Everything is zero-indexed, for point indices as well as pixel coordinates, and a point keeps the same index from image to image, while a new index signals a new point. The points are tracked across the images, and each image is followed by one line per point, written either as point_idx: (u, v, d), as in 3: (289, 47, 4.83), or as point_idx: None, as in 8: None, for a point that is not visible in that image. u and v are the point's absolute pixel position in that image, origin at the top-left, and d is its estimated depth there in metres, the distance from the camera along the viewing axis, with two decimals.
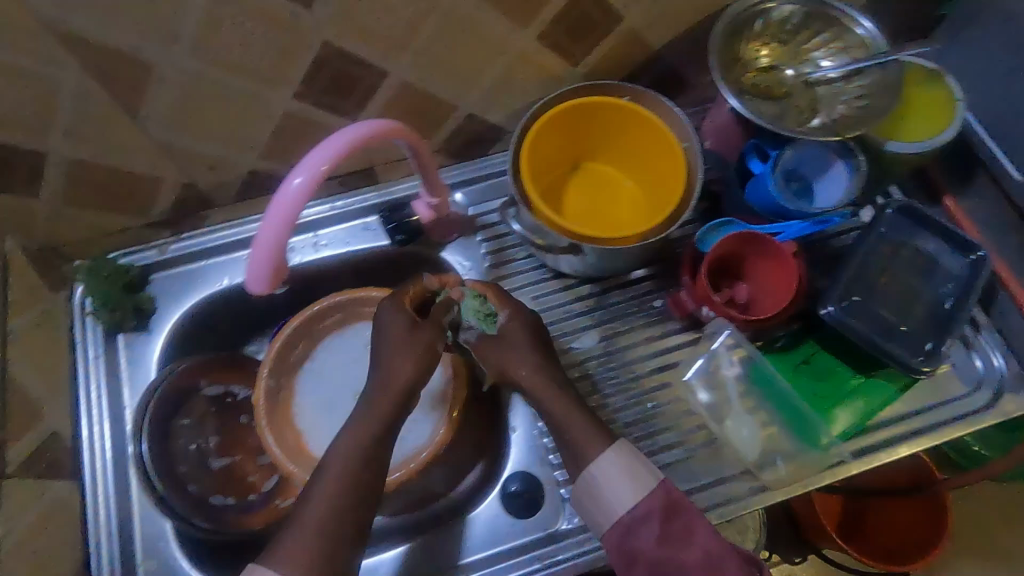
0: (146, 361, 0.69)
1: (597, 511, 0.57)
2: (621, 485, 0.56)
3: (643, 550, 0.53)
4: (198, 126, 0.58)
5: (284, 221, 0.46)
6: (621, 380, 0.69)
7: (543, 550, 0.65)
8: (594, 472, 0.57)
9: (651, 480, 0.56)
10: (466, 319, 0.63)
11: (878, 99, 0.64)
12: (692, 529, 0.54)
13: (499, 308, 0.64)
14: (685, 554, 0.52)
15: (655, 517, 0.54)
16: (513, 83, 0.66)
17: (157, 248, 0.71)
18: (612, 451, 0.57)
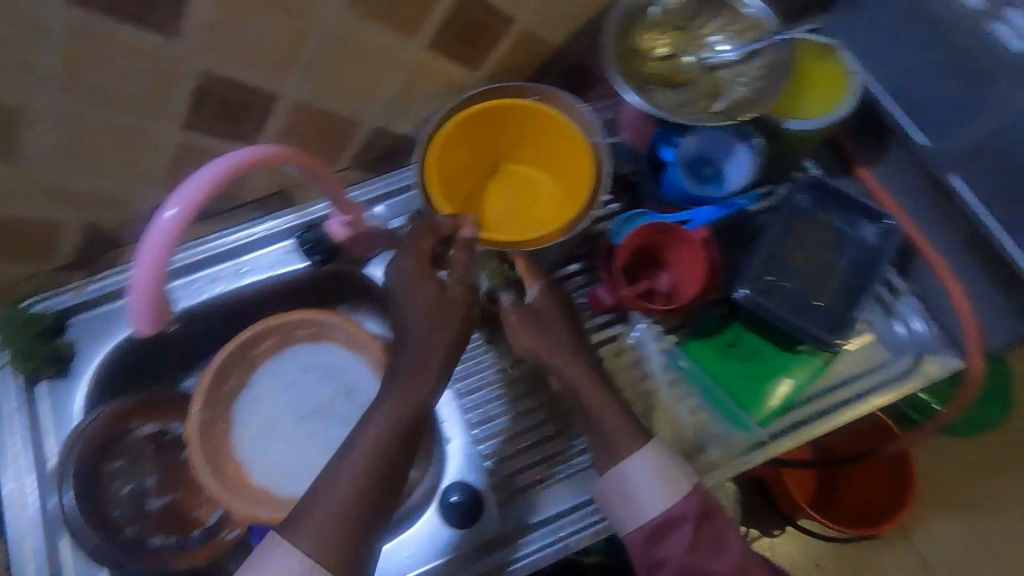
0: (70, 408, 0.68)
1: (622, 507, 0.56)
2: (656, 488, 0.55)
3: (675, 556, 0.54)
4: (87, 165, 0.57)
5: (158, 255, 0.46)
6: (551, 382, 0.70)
7: (497, 557, 0.65)
8: (628, 469, 0.56)
9: (686, 484, 0.56)
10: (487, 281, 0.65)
11: (771, 80, 0.66)
12: (721, 535, 0.56)
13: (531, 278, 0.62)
14: (717, 563, 0.54)
15: (687, 523, 0.55)
16: (414, 93, 0.66)
17: (73, 290, 0.69)
18: (648, 449, 0.56)
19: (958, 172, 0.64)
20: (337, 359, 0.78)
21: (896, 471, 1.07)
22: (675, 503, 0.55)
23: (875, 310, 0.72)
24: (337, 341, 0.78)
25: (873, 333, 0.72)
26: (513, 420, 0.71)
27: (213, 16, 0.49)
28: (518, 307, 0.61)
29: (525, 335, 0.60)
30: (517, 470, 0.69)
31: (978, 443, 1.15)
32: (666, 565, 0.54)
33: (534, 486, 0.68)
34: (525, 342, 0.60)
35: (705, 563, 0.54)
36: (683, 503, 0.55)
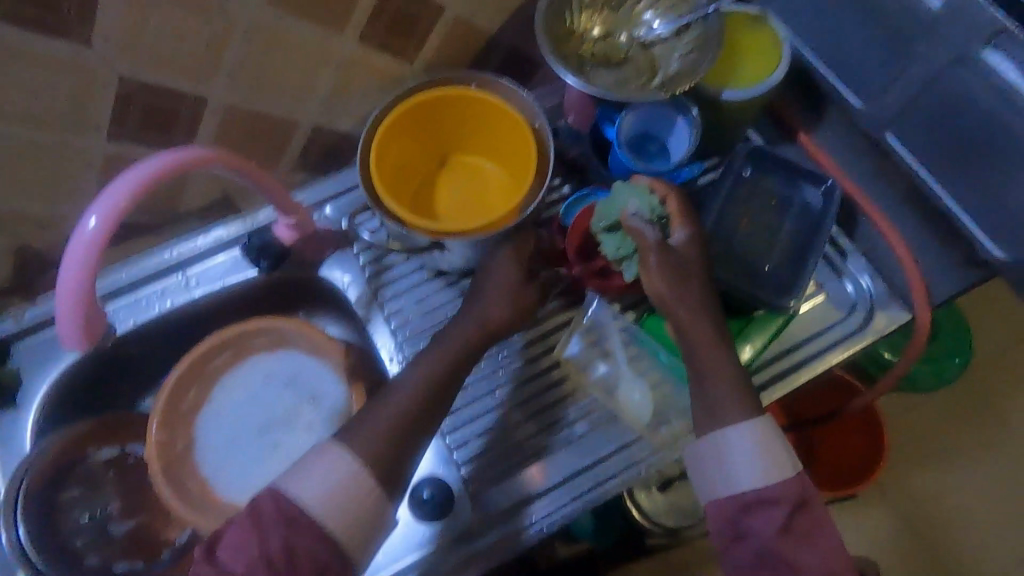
0: (19, 437, 0.65)
1: (717, 474, 0.57)
2: (758, 461, 0.55)
3: (762, 534, 0.53)
4: (9, 184, 0.55)
5: (85, 269, 0.45)
6: (517, 366, 0.71)
7: (509, 528, 0.66)
8: (734, 437, 0.56)
9: (789, 469, 0.56)
10: (639, 208, 0.61)
11: (705, 50, 0.65)
12: (815, 528, 0.55)
13: (677, 222, 0.62)
14: (802, 551, 0.53)
15: (782, 507, 0.54)
16: (352, 88, 0.65)
17: (13, 317, 0.67)
18: (755, 424, 0.56)
19: (891, 129, 0.66)
20: (297, 365, 0.76)
21: (866, 429, 1.11)
22: (773, 483, 0.55)
23: (824, 271, 0.73)
24: (297, 346, 0.77)
25: (824, 293, 0.73)
26: (491, 400, 0.70)
27: (126, 19, 0.48)
28: (660, 247, 0.60)
29: (660, 281, 0.59)
30: (497, 456, 0.68)
31: (940, 398, 1.19)
32: (749, 540, 0.54)
33: (517, 468, 0.68)
34: (654, 287, 0.60)
35: (793, 549, 0.53)
36: (779, 486, 0.54)
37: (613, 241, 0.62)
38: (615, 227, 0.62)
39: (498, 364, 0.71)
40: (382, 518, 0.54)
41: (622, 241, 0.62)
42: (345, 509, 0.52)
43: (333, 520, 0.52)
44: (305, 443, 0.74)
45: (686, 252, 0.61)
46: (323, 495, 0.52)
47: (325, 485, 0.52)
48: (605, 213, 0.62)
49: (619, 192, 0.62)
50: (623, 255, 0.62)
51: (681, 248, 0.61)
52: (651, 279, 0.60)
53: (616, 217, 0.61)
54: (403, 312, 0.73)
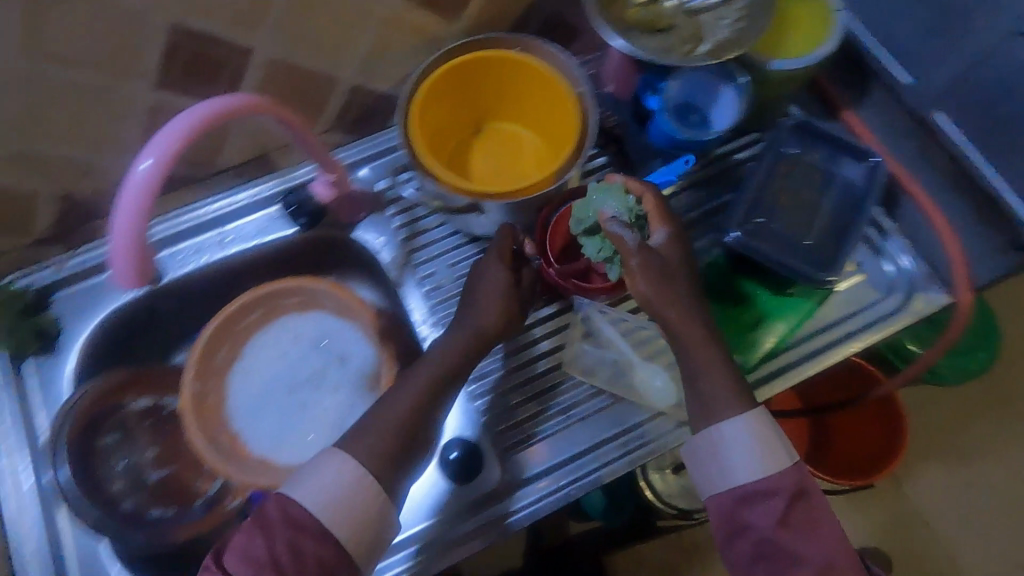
0: (60, 383, 0.66)
1: (715, 468, 0.56)
2: (752, 454, 0.55)
3: (761, 527, 0.53)
4: (56, 131, 0.55)
5: (135, 213, 0.45)
6: (527, 344, 0.71)
7: (496, 512, 0.65)
8: (727, 432, 0.56)
9: (786, 459, 0.55)
10: (617, 210, 0.62)
11: (753, 20, 0.64)
12: (814, 521, 0.53)
13: (655, 221, 0.63)
14: (805, 546, 0.52)
15: (778, 498, 0.53)
16: (391, 49, 0.64)
17: (53, 265, 0.68)
18: (751, 416, 0.56)
19: (943, 108, 0.64)
20: (329, 326, 0.77)
21: (886, 425, 1.09)
22: (771, 474, 0.54)
23: (863, 253, 0.72)
24: (327, 309, 0.77)
25: (863, 274, 0.72)
26: (508, 371, 0.70)
27: None
28: (640, 248, 0.59)
29: (642, 282, 0.59)
30: (510, 426, 0.69)
31: (966, 393, 1.18)
32: (748, 534, 0.53)
33: (524, 441, 0.68)
34: (638, 288, 0.59)
35: (794, 542, 0.52)
36: (778, 476, 0.54)
37: (593, 244, 0.63)
38: (595, 228, 0.63)
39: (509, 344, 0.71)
40: (386, 523, 0.54)
41: (601, 244, 0.63)
42: (352, 516, 0.52)
43: (338, 526, 0.52)
44: (334, 403, 0.75)
45: (668, 251, 0.61)
46: (329, 500, 0.52)
47: (333, 488, 0.52)
48: (584, 216, 0.63)
49: (594, 195, 0.63)
50: (604, 257, 0.63)
51: (661, 248, 0.61)
52: (634, 280, 0.59)
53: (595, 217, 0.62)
54: (440, 276, 0.73)
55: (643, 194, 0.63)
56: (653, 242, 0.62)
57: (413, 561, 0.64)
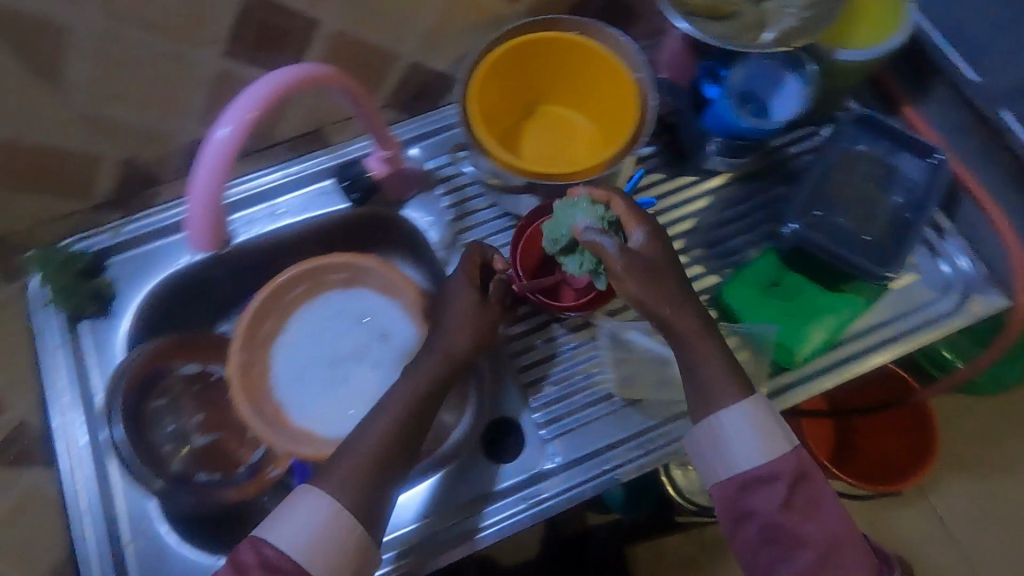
0: (113, 345, 0.67)
1: (716, 458, 0.55)
2: (753, 440, 0.54)
3: (764, 513, 0.53)
4: (127, 95, 0.56)
5: (212, 180, 0.45)
6: (543, 342, 0.69)
7: (464, 526, 0.62)
8: (725, 420, 0.55)
9: (784, 442, 0.55)
10: (589, 221, 0.57)
11: (823, 8, 0.62)
12: (816, 502, 0.54)
13: (632, 226, 0.59)
14: (807, 527, 0.52)
15: (781, 481, 0.53)
16: (450, 26, 0.64)
17: (110, 230, 0.68)
18: (747, 404, 0.55)
19: (1010, 105, 0.63)
20: (373, 303, 0.77)
21: (918, 442, 1.04)
22: (772, 458, 0.54)
23: (919, 252, 0.71)
24: (370, 286, 0.77)
25: (918, 272, 0.71)
26: (519, 371, 0.68)
27: None
28: (623, 252, 0.55)
29: (631, 284, 0.55)
30: (535, 417, 0.67)
31: (1005, 404, 1.15)
32: (752, 520, 0.53)
33: (547, 435, 0.66)
34: (627, 290, 0.55)
35: (796, 524, 0.52)
36: (778, 460, 0.54)
37: (574, 260, 0.59)
38: (573, 241, 0.59)
39: (522, 343, 0.69)
40: (369, 550, 0.53)
41: (582, 256, 0.59)
42: (331, 550, 0.51)
43: (316, 563, 0.51)
44: (375, 380, 0.75)
45: (650, 252, 0.58)
46: (305, 539, 0.51)
47: (309, 527, 0.51)
48: (557, 235, 0.59)
49: (562, 209, 0.59)
50: (589, 270, 0.59)
51: (643, 250, 0.57)
52: (620, 281, 0.55)
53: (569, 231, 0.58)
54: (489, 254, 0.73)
55: (611, 201, 0.59)
56: (634, 248, 0.57)
57: (394, 566, 0.61)
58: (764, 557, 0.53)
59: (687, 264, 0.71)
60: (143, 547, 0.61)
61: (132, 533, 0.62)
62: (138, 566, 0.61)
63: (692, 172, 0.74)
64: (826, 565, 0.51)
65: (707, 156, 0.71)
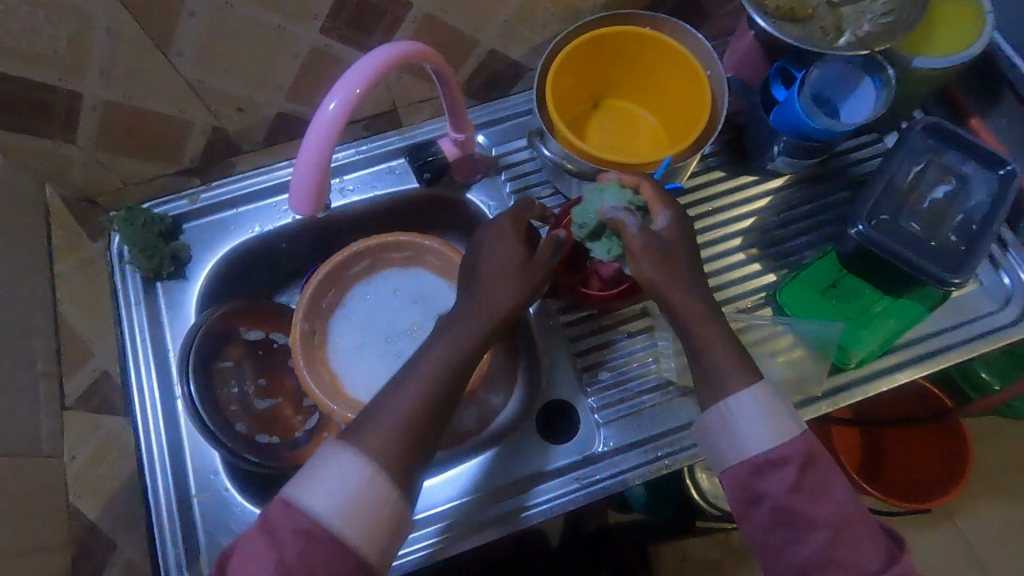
0: (185, 306, 0.69)
1: (725, 442, 0.54)
2: (764, 425, 0.52)
3: (775, 496, 0.51)
4: (226, 64, 0.58)
5: (320, 147, 0.47)
6: (596, 331, 0.71)
7: (512, 504, 0.64)
8: (736, 406, 0.53)
9: (795, 427, 0.53)
10: (614, 203, 0.57)
11: (904, 14, 0.63)
12: (828, 484, 0.52)
13: (658, 208, 0.57)
14: (818, 509, 0.50)
15: (791, 465, 0.51)
16: (532, 16, 0.66)
17: (187, 197, 0.70)
18: (756, 388, 0.53)
19: None
20: (427, 284, 0.78)
21: (949, 455, 1.00)
22: (781, 442, 0.52)
23: (981, 263, 0.72)
24: (428, 267, 0.77)
25: (978, 284, 0.72)
26: (572, 359, 0.70)
27: None
28: (645, 232, 0.55)
29: (646, 265, 0.55)
30: (589, 403, 0.68)
31: None
32: (763, 503, 0.51)
33: (601, 420, 0.67)
34: (641, 272, 0.55)
35: (808, 506, 0.50)
36: (787, 444, 0.52)
37: (601, 246, 0.58)
38: (600, 226, 0.57)
39: (572, 332, 0.71)
40: (403, 522, 0.47)
41: (610, 241, 0.57)
42: (365, 521, 0.45)
43: (355, 530, 0.45)
44: None
45: (672, 235, 0.57)
46: (343, 500, 0.45)
47: (341, 493, 0.45)
48: (585, 219, 0.57)
49: (590, 194, 0.58)
50: (615, 255, 0.58)
51: (666, 233, 0.56)
52: (636, 262, 0.55)
53: (596, 215, 0.57)
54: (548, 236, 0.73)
55: (638, 183, 0.58)
56: (657, 229, 0.56)
57: (438, 539, 0.62)
58: (774, 539, 0.51)
59: (746, 262, 0.72)
60: (207, 500, 0.63)
61: (199, 487, 0.64)
62: (202, 519, 0.63)
63: (754, 173, 0.75)
64: (837, 545, 0.50)
65: (772, 157, 0.72)
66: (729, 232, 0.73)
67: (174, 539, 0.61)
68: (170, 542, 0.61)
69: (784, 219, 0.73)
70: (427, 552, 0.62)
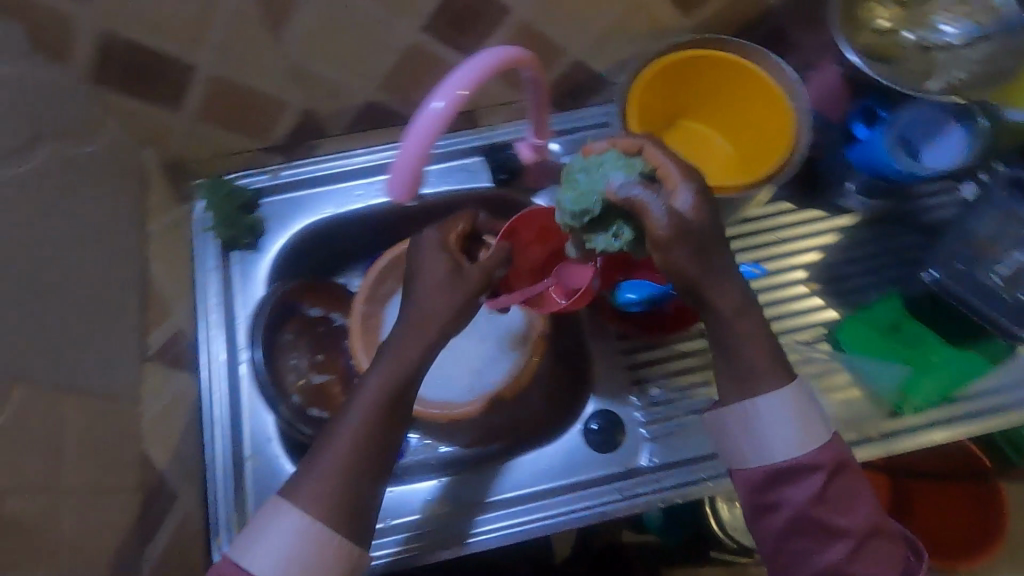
0: (256, 278, 0.71)
1: (742, 440, 0.51)
2: (792, 431, 0.50)
3: (795, 503, 0.49)
4: (330, 52, 0.61)
5: (423, 144, 0.48)
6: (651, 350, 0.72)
7: (456, 528, 0.64)
8: (763, 406, 0.50)
9: (822, 433, 0.51)
10: (622, 176, 0.49)
11: (998, 66, 0.63)
12: (852, 496, 0.50)
13: (676, 181, 0.48)
14: (843, 520, 0.49)
15: (820, 474, 0.50)
16: (621, 32, 0.68)
17: (269, 172, 0.73)
18: (788, 391, 0.51)
19: None
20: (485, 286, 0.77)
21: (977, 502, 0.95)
22: (807, 450, 0.50)
23: None
24: None
25: None
26: (624, 371, 0.71)
27: None
28: (674, 215, 0.46)
29: (680, 254, 0.47)
30: (637, 417, 0.69)
31: None
32: (782, 510, 0.50)
33: (647, 434, 0.68)
34: (675, 262, 0.47)
35: (831, 517, 0.49)
36: (814, 453, 0.50)
37: (607, 233, 0.51)
38: (607, 206, 0.50)
39: (623, 344, 0.72)
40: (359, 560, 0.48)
41: (618, 228, 0.50)
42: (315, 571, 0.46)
43: None
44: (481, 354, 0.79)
45: (700, 214, 0.47)
46: (285, 560, 0.45)
47: (288, 547, 0.46)
48: (586, 205, 0.50)
49: (590, 175, 0.50)
50: (627, 240, 0.51)
51: (693, 210, 0.47)
52: (665, 251, 0.46)
53: (600, 197, 0.49)
54: None
55: (645, 152, 0.50)
56: (680, 206, 0.47)
57: (405, 547, 0.63)
58: (791, 547, 0.50)
59: (807, 294, 0.72)
60: (259, 464, 0.65)
61: (253, 451, 0.65)
62: (253, 481, 0.64)
63: (822, 207, 0.75)
64: (857, 559, 0.49)
65: (843, 193, 0.73)
66: (792, 262, 0.73)
67: (225, 498, 0.63)
68: (222, 499, 0.63)
69: (850, 256, 0.73)
70: (390, 558, 0.63)
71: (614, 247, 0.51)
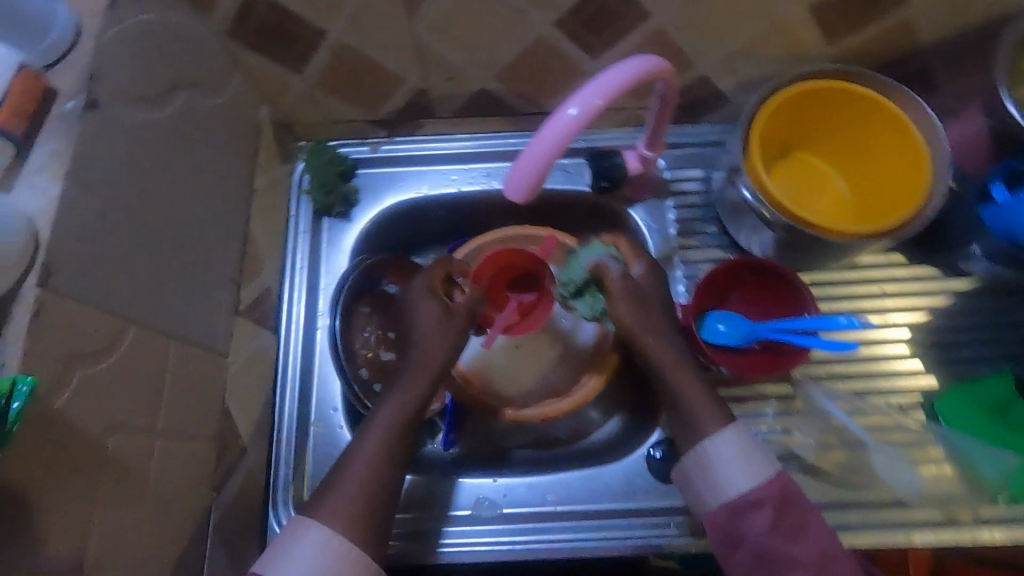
0: (342, 246, 0.72)
1: (699, 486, 0.52)
2: (739, 469, 0.50)
3: (753, 538, 0.48)
4: (458, 35, 0.60)
5: (549, 151, 0.46)
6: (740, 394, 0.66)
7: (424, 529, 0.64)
8: (709, 448, 0.51)
9: (769, 470, 0.50)
10: (588, 255, 0.60)
11: None
12: (802, 525, 0.49)
13: (633, 260, 0.59)
14: (797, 549, 0.48)
15: (767, 508, 0.48)
16: (757, 52, 0.64)
17: (370, 144, 0.74)
18: (733, 428, 0.51)
19: None
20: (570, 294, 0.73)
21: None
22: (758, 485, 0.49)
23: None
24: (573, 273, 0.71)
25: None
26: None
27: None
28: (625, 279, 0.57)
29: (624, 309, 0.55)
30: None
31: None
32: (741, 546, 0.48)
33: None
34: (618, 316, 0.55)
35: (785, 547, 0.48)
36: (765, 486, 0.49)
37: (586, 301, 0.61)
38: (586, 282, 0.61)
39: None
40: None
41: (593, 298, 0.61)
42: None
43: None
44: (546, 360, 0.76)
45: (648, 284, 0.58)
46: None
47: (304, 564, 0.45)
48: (569, 279, 0.61)
49: (574, 256, 0.61)
50: (600, 310, 0.61)
51: (643, 279, 0.58)
52: (616, 305, 0.56)
53: (578, 275, 0.61)
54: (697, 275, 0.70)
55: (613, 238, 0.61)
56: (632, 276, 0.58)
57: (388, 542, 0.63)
58: None
59: (907, 355, 0.67)
60: (321, 431, 0.66)
61: (318, 417, 0.67)
62: (314, 445, 0.66)
63: (939, 265, 0.70)
64: None
65: (968, 255, 0.69)
66: (896, 320, 0.68)
67: (287, 459, 0.65)
68: (284, 459, 0.65)
69: (961, 323, 0.68)
70: None
71: (586, 315, 0.62)
